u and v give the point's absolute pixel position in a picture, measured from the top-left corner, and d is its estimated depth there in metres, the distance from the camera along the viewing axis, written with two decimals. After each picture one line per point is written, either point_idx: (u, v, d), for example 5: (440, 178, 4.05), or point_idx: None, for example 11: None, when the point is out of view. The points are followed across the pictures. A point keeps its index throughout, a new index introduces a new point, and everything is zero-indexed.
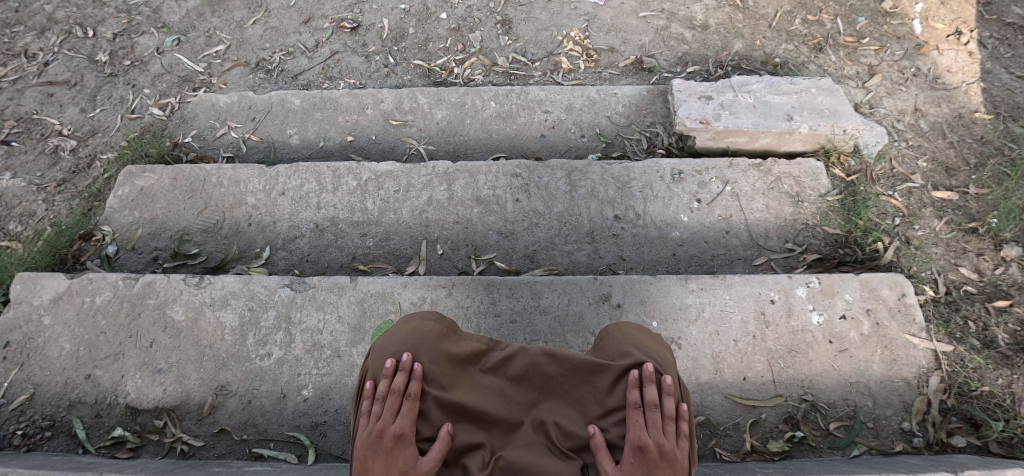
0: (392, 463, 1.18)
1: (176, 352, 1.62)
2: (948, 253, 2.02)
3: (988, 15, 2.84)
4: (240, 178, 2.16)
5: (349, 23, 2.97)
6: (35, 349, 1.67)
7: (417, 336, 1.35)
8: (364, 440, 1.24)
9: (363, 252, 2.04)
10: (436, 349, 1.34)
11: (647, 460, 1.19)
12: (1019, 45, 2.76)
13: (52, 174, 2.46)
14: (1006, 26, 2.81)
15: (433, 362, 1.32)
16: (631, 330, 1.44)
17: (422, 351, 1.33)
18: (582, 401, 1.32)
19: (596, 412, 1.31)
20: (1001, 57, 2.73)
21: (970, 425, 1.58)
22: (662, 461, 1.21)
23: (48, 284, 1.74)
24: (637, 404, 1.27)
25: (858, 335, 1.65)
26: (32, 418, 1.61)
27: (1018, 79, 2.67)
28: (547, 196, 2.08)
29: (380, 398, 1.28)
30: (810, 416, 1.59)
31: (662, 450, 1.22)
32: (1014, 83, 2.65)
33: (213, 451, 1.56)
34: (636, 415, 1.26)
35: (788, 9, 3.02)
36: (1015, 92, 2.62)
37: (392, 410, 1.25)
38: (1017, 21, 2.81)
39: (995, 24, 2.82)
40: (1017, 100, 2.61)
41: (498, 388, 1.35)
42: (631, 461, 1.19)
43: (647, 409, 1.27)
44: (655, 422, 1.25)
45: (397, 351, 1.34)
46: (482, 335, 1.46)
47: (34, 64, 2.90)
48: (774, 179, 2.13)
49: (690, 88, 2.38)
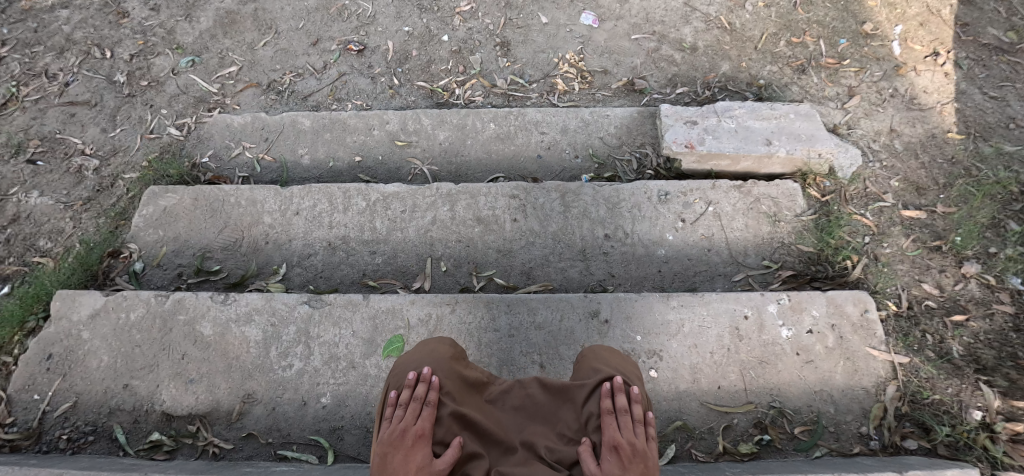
0: (411, 459, 1.36)
1: (206, 364, 1.79)
2: (913, 270, 2.20)
3: (966, 36, 3.03)
4: (257, 198, 2.33)
5: (356, 46, 3.13)
6: (76, 361, 1.84)
7: (435, 354, 1.55)
8: (386, 440, 1.40)
9: (372, 269, 2.21)
10: (450, 367, 1.53)
11: (622, 457, 1.36)
12: (993, 66, 2.94)
13: (77, 192, 2.62)
14: (982, 46, 3.00)
15: (448, 377, 1.51)
16: (602, 350, 1.62)
17: (437, 364, 1.53)
18: (566, 417, 1.49)
19: (578, 424, 1.47)
20: (976, 77, 2.91)
21: (922, 429, 1.75)
22: (635, 458, 1.38)
23: (85, 301, 1.91)
24: (611, 410, 1.45)
25: (823, 348, 1.82)
26: (75, 423, 1.78)
27: (991, 99, 2.84)
28: (543, 216, 2.25)
29: (403, 405, 1.45)
30: (778, 421, 1.76)
31: (635, 448, 1.39)
32: (986, 104, 2.83)
33: (241, 453, 1.72)
34: (610, 419, 1.43)
35: (773, 32, 3.20)
36: (987, 112, 2.80)
37: (414, 413, 1.42)
38: (992, 42, 3.01)
39: (972, 45, 3.01)
40: (988, 120, 2.78)
41: (497, 412, 1.53)
42: (610, 458, 1.36)
43: (620, 414, 1.44)
44: (626, 424, 1.42)
45: (416, 366, 1.53)
46: (485, 371, 1.66)
47: (55, 84, 3.08)
48: (754, 200, 2.30)
49: (677, 113, 2.54)
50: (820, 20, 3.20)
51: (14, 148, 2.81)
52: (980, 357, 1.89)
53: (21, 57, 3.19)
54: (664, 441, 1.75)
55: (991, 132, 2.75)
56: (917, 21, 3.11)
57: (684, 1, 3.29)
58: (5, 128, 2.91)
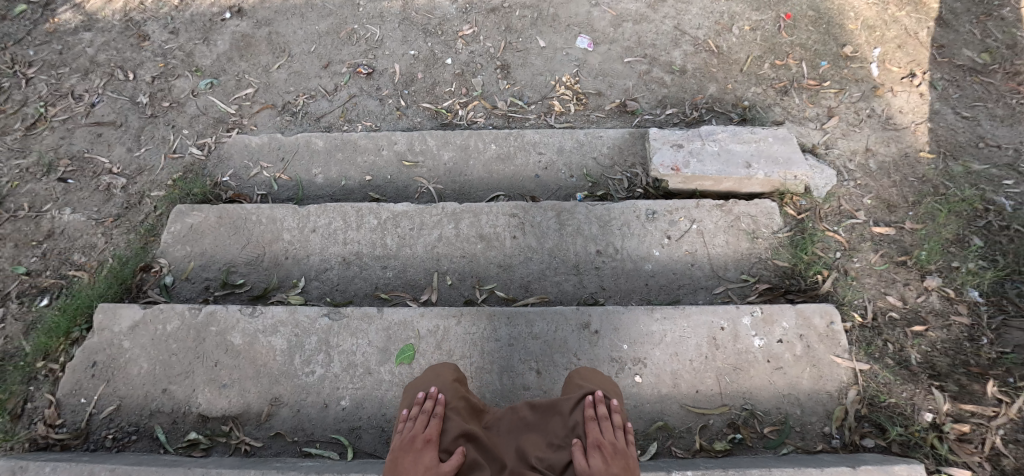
0: (420, 459, 1.56)
1: (237, 370, 1.99)
2: (879, 283, 2.39)
3: (941, 58, 3.25)
4: (276, 216, 2.53)
5: (365, 69, 3.34)
6: (119, 368, 2.04)
7: (440, 379, 1.82)
8: (399, 446, 1.61)
9: (384, 283, 2.41)
10: (453, 388, 1.79)
11: (604, 453, 1.56)
12: (966, 86, 3.14)
13: (107, 210, 2.83)
14: (956, 67, 3.21)
15: (452, 396, 1.76)
16: (584, 372, 1.86)
17: (442, 385, 1.79)
18: (555, 428, 1.69)
19: (565, 431, 1.66)
20: (950, 97, 3.11)
21: (878, 429, 1.95)
22: (617, 455, 1.58)
23: (125, 314, 2.11)
24: (594, 417, 1.67)
25: (792, 355, 2.02)
26: (119, 424, 1.98)
27: (963, 119, 3.03)
28: (540, 233, 2.45)
29: (413, 417, 1.70)
30: (749, 422, 1.96)
31: (616, 447, 1.60)
32: (958, 123, 3.02)
33: (270, 451, 1.92)
34: (593, 424, 1.64)
35: (757, 55, 3.40)
36: (958, 131, 2.99)
37: (422, 422, 1.66)
38: (966, 63, 3.22)
39: (947, 67, 3.22)
40: (959, 138, 2.97)
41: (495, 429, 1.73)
42: (594, 455, 1.56)
43: (602, 420, 1.66)
44: (607, 427, 1.64)
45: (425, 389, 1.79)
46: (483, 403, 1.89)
47: (81, 105, 3.28)
48: (734, 218, 2.50)
49: (665, 137, 2.74)
50: (803, 43, 3.40)
51: (45, 167, 3.01)
52: (935, 364, 2.10)
53: (48, 79, 3.39)
54: (647, 439, 1.95)
55: (961, 151, 2.93)
56: (895, 44, 3.32)
57: (674, 26, 3.49)
58: (35, 147, 3.11)
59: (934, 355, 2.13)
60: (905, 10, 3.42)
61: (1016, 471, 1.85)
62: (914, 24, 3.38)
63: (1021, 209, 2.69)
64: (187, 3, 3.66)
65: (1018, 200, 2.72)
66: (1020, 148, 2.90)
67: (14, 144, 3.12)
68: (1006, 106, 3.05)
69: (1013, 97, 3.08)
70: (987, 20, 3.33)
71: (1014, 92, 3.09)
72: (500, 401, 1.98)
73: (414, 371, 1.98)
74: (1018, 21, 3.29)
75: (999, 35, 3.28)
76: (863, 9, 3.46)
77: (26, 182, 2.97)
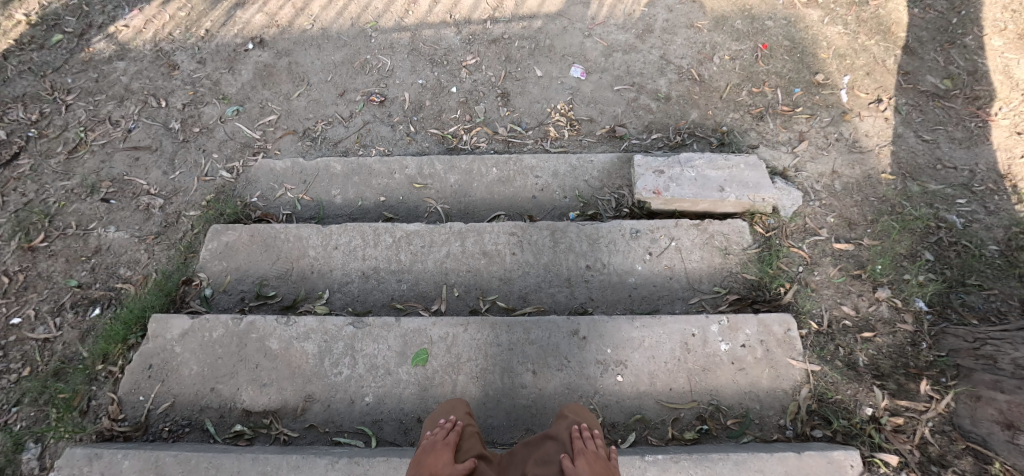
0: (439, 460, 1.90)
1: (275, 371, 2.32)
2: (836, 294, 2.68)
3: (906, 84, 3.55)
4: (303, 234, 2.85)
5: (377, 97, 3.66)
6: (171, 370, 2.36)
7: (456, 408, 2.17)
8: (422, 452, 1.95)
9: (399, 294, 2.73)
10: (467, 416, 2.14)
11: (588, 460, 1.87)
12: (929, 110, 3.43)
13: (148, 228, 3.14)
14: (920, 93, 3.51)
15: (466, 422, 2.11)
16: (574, 408, 2.19)
17: (458, 413, 2.14)
18: (548, 447, 2.00)
19: (556, 448, 1.98)
20: (913, 121, 3.40)
21: (825, 421, 2.28)
22: (598, 462, 1.88)
23: (175, 323, 2.43)
24: (581, 435, 1.98)
25: (753, 358, 2.34)
26: (174, 418, 2.31)
27: (923, 142, 3.30)
28: (536, 250, 2.77)
29: (434, 433, 2.04)
30: (715, 415, 2.28)
31: (598, 456, 1.90)
32: (918, 146, 3.28)
33: (305, 439, 2.24)
34: (580, 439, 1.96)
35: (736, 82, 3.70)
36: (918, 154, 3.25)
37: (442, 435, 2.01)
38: (929, 89, 3.51)
39: (912, 92, 3.52)
40: (919, 161, 3.23)
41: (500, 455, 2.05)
42: (579, 461, 1.86)
43: (588, 436, 1.98)
44: (592, 442, 1.95)
45: (444, 415, 2.14)
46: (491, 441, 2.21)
47: (118, 130, 3.55)
48: (709, 236, 2.82)
49: (648, 163, 3.06)
50: (778, 71, 3.70)
51: (88, 188, 3.30)
52: (879, 366, 2.42)
53: (85, 105, 3.66)
54: (627, 429, 2.27)
55: (921, 172, 3.19)
56: (863, 71, 3.62)
57: (660, 55, 3.81)
58: (78, 170, 3.38)
59: (879, 358, 2.45)
60: (874, 39, 3.74)
61: (940, 457, 2.18)
62: (882, 52, 3.69)
63: (971, 226, 2.96)
64: (212, 34, 3.94)
65: (969, 218, 2.98)
66: (975, 170, 3.16)
67: (58, 168, 3.38)
68: (965, 129, 3.32)
69: (972, 120, 3.35)
70: (950, 48, 3.63)
71: (973, 116, 3.36)
72: (501, 397, 2.30)
73: (428, 372, 2.31)
74: (979, 49, 3.58)
75: (961, 62, 3.57)
76: (835, 40, 3.77)
77: (72, 202, 3.25)
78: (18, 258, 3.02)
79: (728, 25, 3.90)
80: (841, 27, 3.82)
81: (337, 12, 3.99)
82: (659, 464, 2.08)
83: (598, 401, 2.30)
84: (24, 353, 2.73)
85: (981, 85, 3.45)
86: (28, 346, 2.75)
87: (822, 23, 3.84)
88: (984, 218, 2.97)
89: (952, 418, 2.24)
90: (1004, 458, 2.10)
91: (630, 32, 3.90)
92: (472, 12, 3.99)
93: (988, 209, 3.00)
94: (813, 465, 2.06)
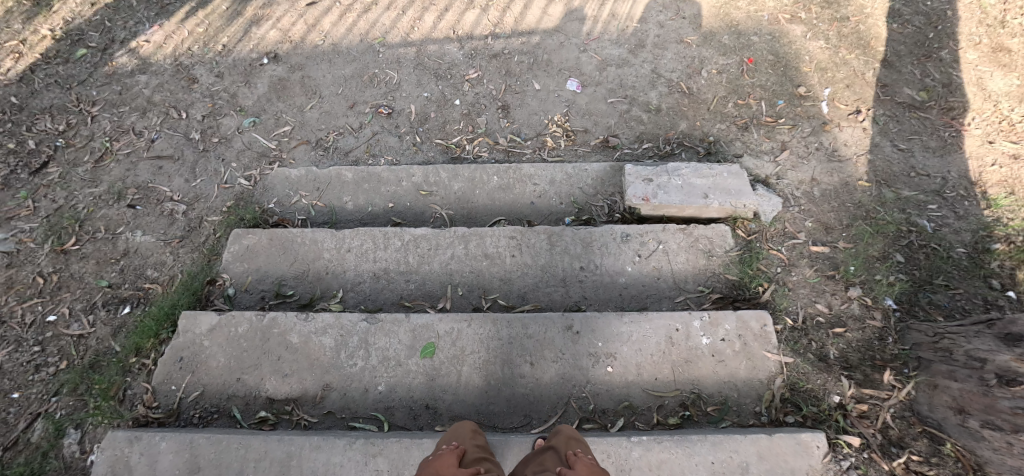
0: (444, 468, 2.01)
1: (296, 363, 2.55)
2: (812, 293, 2.90)
3: (885, 96, 3.74)
4: (318, 238, 3.08)
5: (385, 109, 3.89)
6: (200, 361, 2.60)
7: (462, 426, 2.29)
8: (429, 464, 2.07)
9: (407, 293, 2.95)
10: (472, 433, 2.25)
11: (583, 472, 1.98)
12: (904, 121, 3.62)
13: (172, 231, 3.29)
14: (898, 104, 3.70)
15: (470, 438, 2.22)
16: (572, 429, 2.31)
17: (464, 430, 2.26)
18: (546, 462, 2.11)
19: (553, 463, 2.09)
20: (889, 131, 3.58)
21: (797, 408, 2.51)
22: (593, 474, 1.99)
23: (204, 319, 2.67)
24: (577, 453, 2.10)
25: (731, 351, 2.59)
26: (204, 406, 2.54)
27: (899, 151, 3.48)
28: (534, 252, 3.00)
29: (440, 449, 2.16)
30: (696, 402, 2.51)
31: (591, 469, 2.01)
32: (894, 155, 3.47)
33: (323, 425, 2.47)
34: (575, 457, 2.08)
35: (723, 95, 3.89)
36: (893, 163, 3.44)
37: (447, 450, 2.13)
38: (905, 100, 3.70)
39: (890, 104, 3.71)
40: (895, 169, 3.41)
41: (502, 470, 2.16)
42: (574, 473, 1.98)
43: (582, 455, 2.10)
44: (586, 460, 2.07)
45: (451, 433, 2.27)
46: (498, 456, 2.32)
47: (142, 140, 3.68)
48: (695, 239, 3.04)
49: (638, 172, 3.30)
50: (763, 84, 3.90)
51: (115, 195, 3.42)
52: (848, 358, 2.64)
53: (110, 116, 3.78)
54: (616, 415, 2.49)
55: (896, 180, 3.37)
56: (843, 84, 3.82)
57: (652, 69, 4.03)
58: (105, 178, 3.50)
59: (849, 351, 2.67)
60: (854, 53, 3.95)
61: (899, 439, 2.40)
62: (862, 65, 3.89)
63: (940, 230, 3.14)
64: (229, 49, 4.13)
65: (939, 222, 3.16)
66: (947, 177, 3.34)
67: (86, 176, 3.50)
68: (939, 138, 3.51)
69: (946, 130, 3.54)
70: (927, 62, 3.84)
71: (947, 126, 3.55)
72: (501, 386, 2.52)
73: (435, 363, 2.54)
74: (953, 62, 3.80)
75: (937, 75, 3.77)
76: (817, 54, 3.98)
77: (100, 208, 3.38)
78: (51, 260, 3.15)
79: (715, 41, 4.13)
80: (823, 42, 4.03)
81: (346, 28, 4.23)
82: (643, 444, 2.31)
83: (590, 389, 2.53)
84: (61, 348, 2.86)
85: (955, 97, 3.65)
86: (64, 341, 2.88)
87: (804, 38, 4.05)
88: (953, 223, 3.16)
89: (912, 404, 2.46)
90: (954, 439, 2.31)
91: (623, 47, 4.14)
92: (474, 29, 4.24)
93: (957, 214, 3.19)
94: (782, 445, 2.29)
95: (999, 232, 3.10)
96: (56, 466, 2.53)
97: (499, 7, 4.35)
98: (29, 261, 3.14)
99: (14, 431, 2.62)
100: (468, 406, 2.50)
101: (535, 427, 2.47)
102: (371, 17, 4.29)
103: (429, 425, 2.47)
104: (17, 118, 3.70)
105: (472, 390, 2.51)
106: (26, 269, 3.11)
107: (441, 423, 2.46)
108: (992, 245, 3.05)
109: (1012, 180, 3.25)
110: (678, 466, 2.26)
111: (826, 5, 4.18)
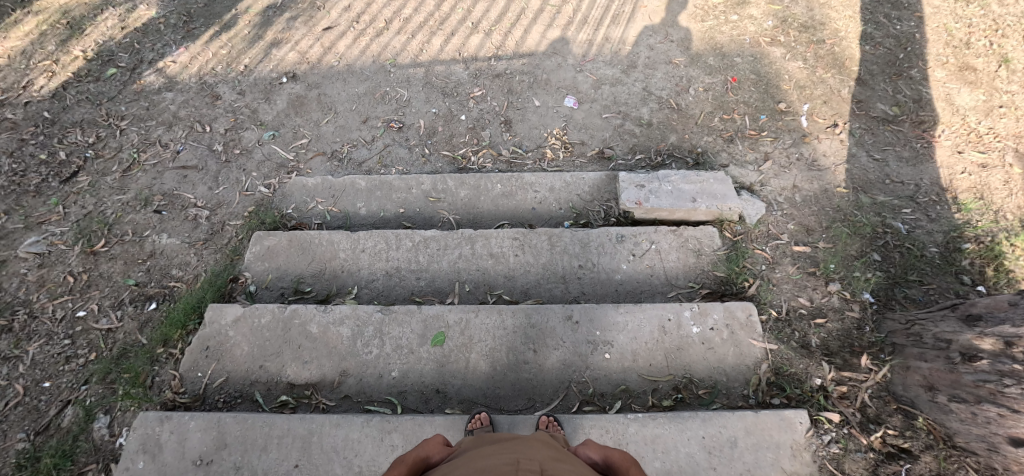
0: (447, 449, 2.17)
1: (315, 351, 2.79)
2: (795, 288, 3.09)
3: (860, 111, 3.99)
4: (334, 239, 3.30)
5: (396, 124, 4.16)
6: (226, 350, 2.84)
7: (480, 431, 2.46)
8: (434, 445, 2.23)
9: (417, 290, 3.16)
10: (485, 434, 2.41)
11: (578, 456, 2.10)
12: (879, 133, 3.85)
13: (195, 234, 3.48)
14: (872, 118, 3.94)
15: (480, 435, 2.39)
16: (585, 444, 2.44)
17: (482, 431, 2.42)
18: None
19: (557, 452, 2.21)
20: (865, 143, 3.80)
21: (782, 390, 2.72)
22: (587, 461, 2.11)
23: (229, 311, 2.93)
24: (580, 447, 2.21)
25: (720, 338, 2.81)
26: (228, 391, 2.77)
27: (874, 161, 3.70)
28: (535, 252, 3.23)
29: None
30: (688, 386, 2.73)
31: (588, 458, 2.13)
32: (870, 164, 3.68)
33: (341, 408, 2.69)
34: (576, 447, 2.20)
35: (709, 111, 4.16)
36: (869, 171, 3.64)
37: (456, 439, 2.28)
38: (879, 114, 3.95)
39: (865, 117, 3.95)
40: (870, 176, 3.62)
41: None
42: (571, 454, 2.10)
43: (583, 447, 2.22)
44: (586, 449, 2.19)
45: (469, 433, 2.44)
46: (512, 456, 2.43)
47: (168, 152, 3.90)
48: (685, 239, 3.27)
49: (631, 178, 3.57)
50: (747, 101, 4.17)
51: (142, 201, 3.62)
52: (829, 346, 2.85)
53: (137, 129, 4.01)
54: (614, 398, 2.70)
55: (872, 186, 3.57)
56: (821, 100, 4.07)
57: (643, 87, 4.32)
58: (133, 186, 3.70)
59: (829, 340, 2.87)
60: (830, 72, 4.22)
61: (876, 417, 2.59)
62: (838, 83, 4.16)
63: (914, 231, 3.31)
64: (251, 69, 4.41)
65: (913, 225, 3.34)
66: (920, 184, 3.54)
67: (114, 184, 3.70)
68: (912, 149, 3.72)
69: (918, 142, 3.77)
70: (898, 79, 4.12)
71: (919, 138, 3.78)
72: (506, 371, 2.74)
73: (445, 350, 2.77)
74: (923, 80, 4.07)
75: (908, 91, 4.04)
76: (796, 73, 4.26)
77: (127, 213, 3.57)
78: (81, 260, 3.33)
79: (702, 62, 4.43)
80: (802, 62, 4.31)
81: (360, 51, 4.53)
82: (638, 421, 2.55)
83: (589, 374, 2.75)
84: (90, 341, 3.03)
85: (926, 111, 3.90)
86: (93, 334, 3.05)
87: (784, 59, 4.35)
88: (927, 225, 3.33)
89: (887, 385, 2.66)
90: (926, 414, 2.51)
91: (617, 67, 4.44)
92: (478, 51, 4.55)
93: (930, 217, 3.37)
94: (767, 421, 2.53)
95: (969, 233, 3.27)
96: (87, 448, 2.68)
97: (500, 31, 4.67)
98: (61, 261, 3.32)
99: (46, 416, 2.78)
100: (475, 390, 2.71)
101: (538, 409, 2.68)
102: (382, 41, 4.60)
103: (440, 407, 2.68)
104: (48, 131, 3.93)
105: (479, 376, 2.73)
106: (57, 269, 3.29)
107: (450, 406, 2.68)
108: (963, 245, 3.22)
109: (981, 187, 3.44)
110: (671, 440, 2.50)
111: (804, 29, 4.49)
